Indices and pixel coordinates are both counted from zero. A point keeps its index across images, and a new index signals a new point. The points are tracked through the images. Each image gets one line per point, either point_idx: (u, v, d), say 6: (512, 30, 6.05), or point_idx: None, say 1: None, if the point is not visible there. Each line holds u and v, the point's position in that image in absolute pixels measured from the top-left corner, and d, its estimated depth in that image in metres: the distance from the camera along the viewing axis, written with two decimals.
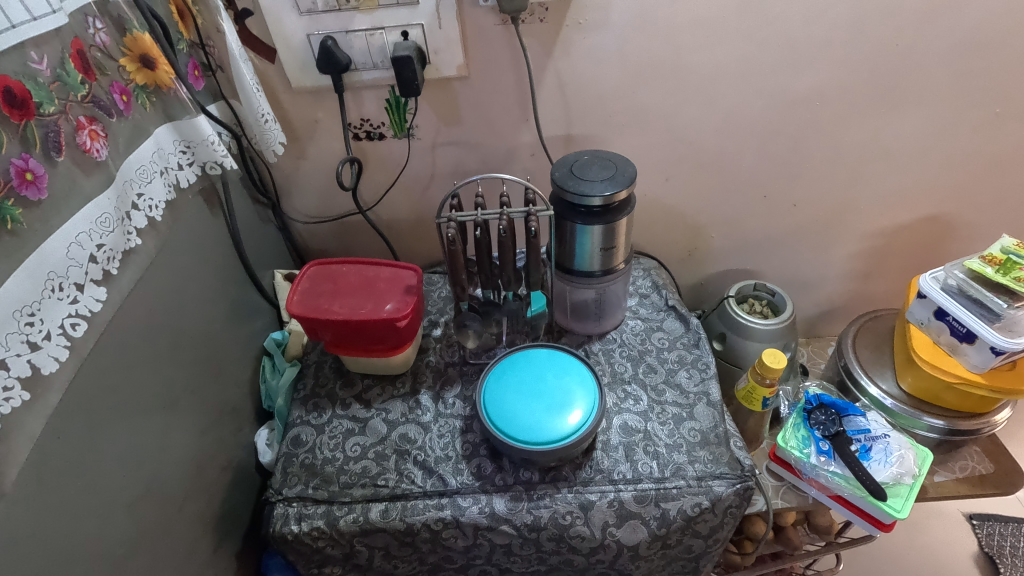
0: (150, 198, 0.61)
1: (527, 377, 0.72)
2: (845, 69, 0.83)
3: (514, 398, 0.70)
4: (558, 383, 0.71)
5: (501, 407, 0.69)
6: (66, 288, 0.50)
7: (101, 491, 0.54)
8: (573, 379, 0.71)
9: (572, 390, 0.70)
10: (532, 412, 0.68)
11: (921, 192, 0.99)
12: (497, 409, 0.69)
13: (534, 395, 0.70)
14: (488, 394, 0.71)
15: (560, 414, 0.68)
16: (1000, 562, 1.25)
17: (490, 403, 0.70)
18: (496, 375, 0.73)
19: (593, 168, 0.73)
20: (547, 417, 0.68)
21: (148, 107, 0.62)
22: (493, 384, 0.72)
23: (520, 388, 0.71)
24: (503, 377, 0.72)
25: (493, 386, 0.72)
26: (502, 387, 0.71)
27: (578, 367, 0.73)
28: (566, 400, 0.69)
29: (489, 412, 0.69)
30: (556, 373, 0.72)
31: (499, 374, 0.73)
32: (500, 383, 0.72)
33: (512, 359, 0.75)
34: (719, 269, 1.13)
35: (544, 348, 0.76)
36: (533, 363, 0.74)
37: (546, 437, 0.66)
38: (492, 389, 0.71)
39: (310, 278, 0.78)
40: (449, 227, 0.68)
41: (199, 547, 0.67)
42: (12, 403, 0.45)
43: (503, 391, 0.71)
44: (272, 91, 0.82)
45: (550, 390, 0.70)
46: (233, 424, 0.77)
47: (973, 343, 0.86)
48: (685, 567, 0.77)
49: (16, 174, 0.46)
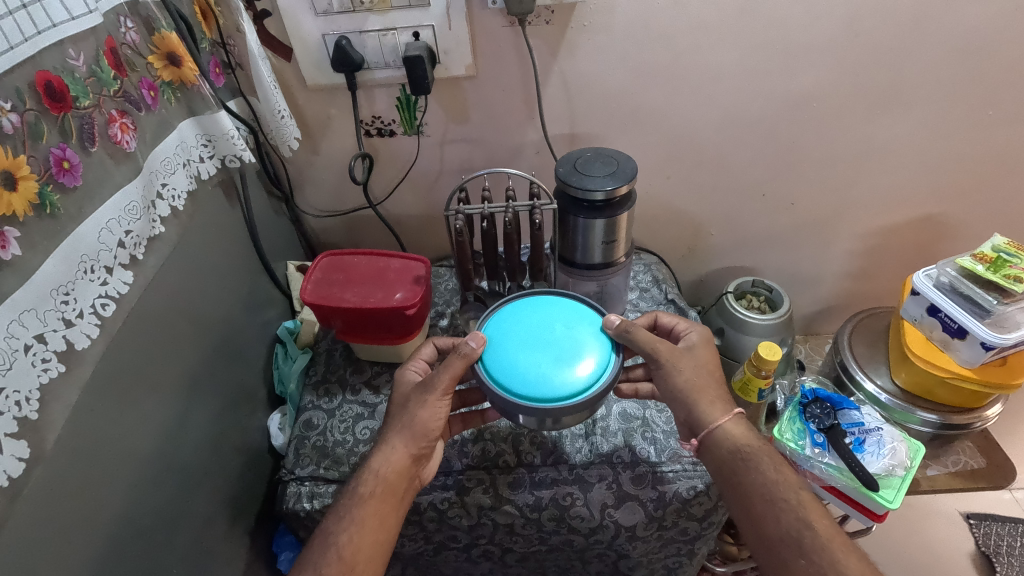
0: (173, 188, 0.65)
1: (532, 326, 0.63)
2: (839, 72, 0.85)
3: (516, 347, 0.60)
4: (568, 334, 0.62)
5: (501, 357, 0.60)
6: (97, 271, 0.53)
7: (127, 461, 0.57)
8: (585, 330, 0.62)
9: (585, 340, 0.61)
10: (536, 364, 0.59)
11: (916, 193, 1.01)
12: (497, 359, 0.60)
13: (540, 344, 0.61)
14: (485, 342, 0.61)
15: (570, 366, 0.59)
16: (996, 561, 1.27)
17: (489, 352, 0.61)
18: (498, 322, 0.64)
19: (595, 165, 0.76)
20: (554, 369, 0.58)
21: (173, 102, 0.66)
22: (493, 332, 0.63)
23: (524, 337, 0.61)
24: (506, 324, 0.63)
25: (493, 335, 0.62)
26: (505, 334, 0.62)
27: (593, 319, 0.64)
28: (577, 352, 0.60)
29: (487, 364, 0.60)
30: (565, 323, 0.63)
31: (501, 321, 0.64)
32: (501, 332, 0.62)
33: (516, 307, 0.65)
34: (718, 266, 1.16)
35: (551, 297, 0.67)
36: (539, 312, 0.64)
37: (551, 391, 0.57)
38: (493, 338, 0.62)
39: (323, 268, 0.81)
40: (456, 219, 0.71)
41: (216, 522, 0.71)
42: (49, 373, 0.48)
43: (503, 339, 0.61)
44: (288, 88, 0.85)
45: (559, 340, 0.61)
46: (248, 407, 0.80)
47: (965, 339, 0.88)
48: (680, 549, 0.79)
49: (54, 162, 0.49)
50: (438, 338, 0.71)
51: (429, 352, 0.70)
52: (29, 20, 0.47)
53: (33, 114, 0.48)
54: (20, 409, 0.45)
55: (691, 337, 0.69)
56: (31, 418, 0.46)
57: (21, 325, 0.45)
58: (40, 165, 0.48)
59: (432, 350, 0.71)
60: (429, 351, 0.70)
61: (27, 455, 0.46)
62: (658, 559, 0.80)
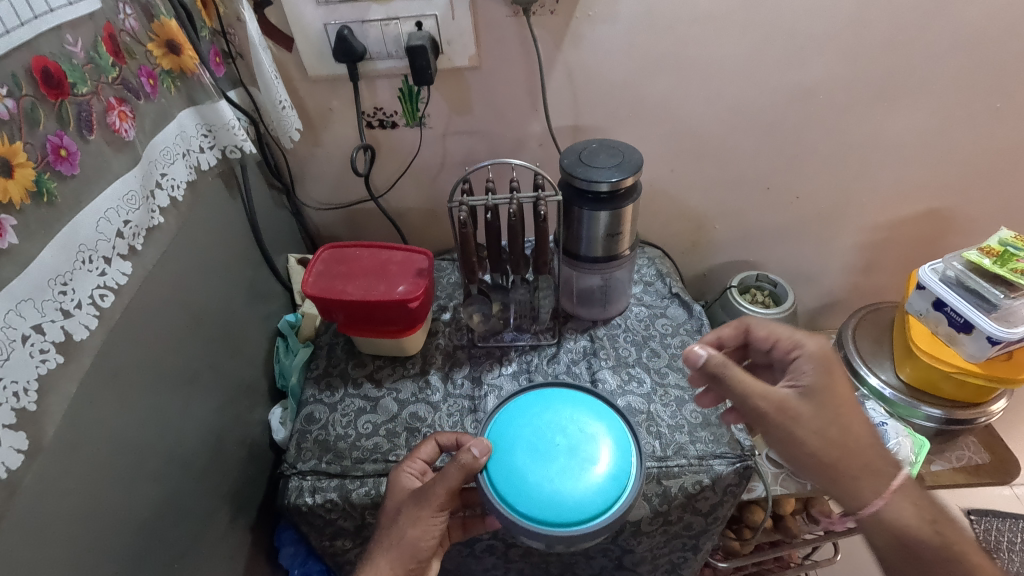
0: (172, 178, 0.64)
1: (542, 428, 0.58)
2: (847, 63, 0.84)
3: (524, 455, 0.56)
4: (581, 438, 0.57)
5: (509, 468, 0.55)
6: (95, 261, 0.52)
7: (127, 455, 0.56)
8: (601, 432, 0.58)
9: (601, 446, 0.57)
10: (547, 476, 0.55)
11: (921, 187, 1.01)
12: (505, 470, 0.56)
13: (551, 452, 0.56)
14: (492, 449, 0.57)
15: (585, 479, 0.54)
16: (997, 556, 1.27)
17: (496, 462, 0.56)
18: (505, 424, 0.59)
19: (600, 156, 0.75)
20: (567, 482, 0.54)
21: (173, 91, 0.65)
22: (500, 437, 0.58)
23: (533, 443, 0.57)
24: (513, 426, 0.59)
25: (500, 440, 0.58)
26: (512, 439, 0.57)
27: (607, 416, 0.60)
28: (593, 461, 0.56)
29: (493, 477, 0.55)
30: (579, 423, 0.58)
31: (508, 423, 0.59)
32: (509, 436, 0.58)
33: (524, 404, 0.61)
34: (722, 260, 1.15)
35: (564, 390, 0.62)
36: (550, 409, 0.60)
37: (564, 512, 0.53)
38: (500, 445, 0.57)
39: (324, 261, 0.80)
40: (460, 210, 0.70)
41: (217, 517, 0.70)
42: (47, 364, 0.47)
43: (510, 445, 0.57)
44: (289, 79, 0.84)
45: (572, 447, 0.56)
46: (249, 401, 0.79)
47: (970, 334, 0.87)
48: (685, 544, 0.79)
49: (51, 150, 0.48)
50: (440, 436, 0.68)
51: (428, 451, 0.68)
52: (26, 4, 0.46)
53: (30, 100, 0.47)
54: (18, 400, 0.44)
55: (805, 378, 0.59)
56: (29, 409, 0.45)
57: (18, 316, 0.45)
58: (37, 152, 0.47)
59: (433, 448, 0.68)
60: (429, 449, 0.68)
61: (26, 446, 0.45)
62: (662, 554, 0.80)
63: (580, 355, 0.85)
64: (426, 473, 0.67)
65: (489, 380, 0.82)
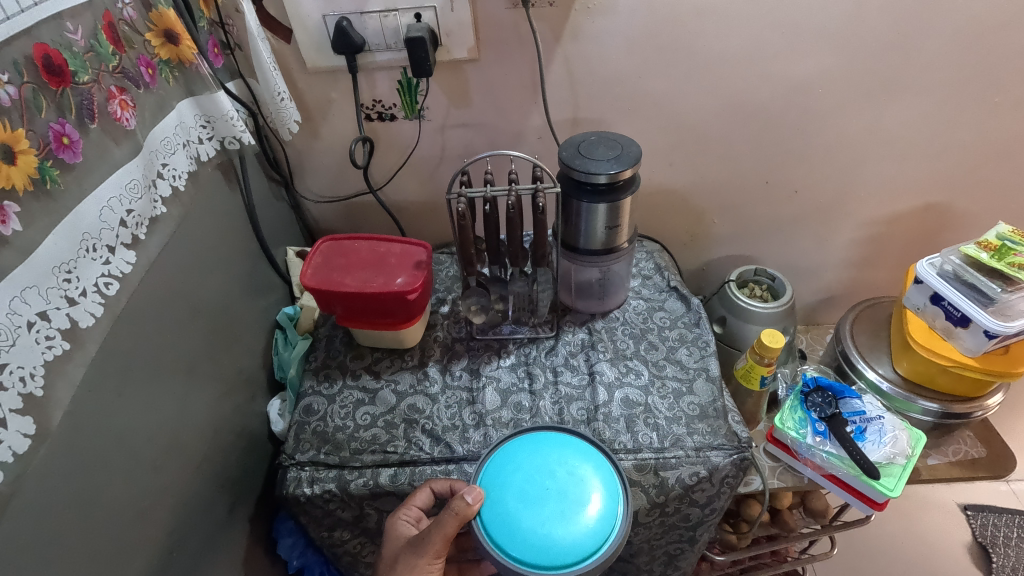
0: (173, 169, 0.64)
1: (531, 473, 0.58)
2: (847, 57, 0.84)
3: (516, 501, 0.56)
4: (571, 482, 0.57)
5: (501, 514, 0.56)
6: (99, 250, 0.53)
7: (129, 443, 0.57)
8: (590, 474, 0.58)
9: (590, 489, 0.57)
10: (539, 521, 0.55)
11: (919, 181, 1.01)
12: (496, 515, 0.56)
13: (542, 497, 0.56)
14: (484, 495, 0.57)
15: (575, 522, 0.54)
16: (993, 551, 1.27)
17: (487, 506, 0.57)
18: (495, 469, 0.59)
19: (599, 148, 0.76)
20: (558, 526, 0.54)
21: (171, 81, 0.65)
22: (491, 483, 0.58)
23: (524, 488, 0.57)
24: (504, 471, 0.59)
25: (491, 484, 0.58)
26: (502, 485, 0.58)
27: (595, 458, 0.60)
28: (584, 503, 0.56)
29: (485, 522, 0.56)
30: (568, 465, 0.58)
31: (498, 467, 0.59)
32: (499, 481, 0.58)
33: (514, 448, 0.61)
34: (720, 254, 1.15)
35: (553, 431, 0.63)
36: (540, 453, 0.60)
37: (557, 556, 0.53)
38: (491, 490, 0.58)
39: (322, 253, 0.80)
40: (458, 202, 0.70)
41: (217, 506, 0.70)
42: (54, 351, 0.47)
43: (501, 491, 0.57)
44: (288, 71, 0.84)
45: (562, 491, 0.56)
46: (248, 392, 0.79)
47: (967, 327, 0.88)
48: (682, 536, 0.79)
49: (54, 137, 0.49)
50: (435, 483, 0.67)
51: (423, 498, 0.67)
52: None
53: (31, 88, 0.47)
54: (25, 385, 0.45)
55: None
56: (36, 394, 0.46)
57: (23, 302, 0.45)
58: (39, 140, 0.47)
59: (428, 495, 0.67)
60: (423, 496, 0.67)
61: (33, 431, 0.45)
62: (659, 545, 0.81)
63: (578, 348, 0.85)
64: (421, 520, 0.66)
65: (487, 372, 0.82)
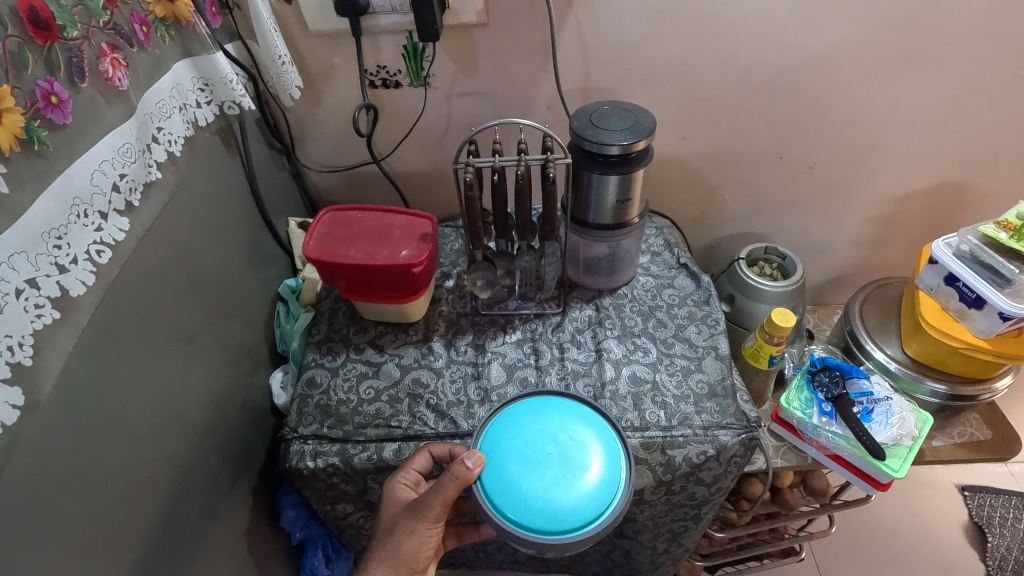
0: (169, 133, 0.62)
1: (532, 437, 0.57)
2: (870, 27, 0.81)
3: (517, 466, 0.55)
4: (572, 446, 0.56)
5: (501, 478, 0.55)
6: (91, 215, 0.51)
7: (127, 414, 0.55)
8: (592, 439, 0.57)
9: (592, 453, 0.56)
10: (540, 486, 0.54)
11: (938, 159, 0.98)
12: (497, 480, 0.55)
13: (543, 461, 0.55)
14: (484, 461, 0.56)
15: (578, 486, 0.54)
16: (989, 532, 1.27)
17: (487, 472, 0.55)
18: (495, 433, 0.58)
19: (612, 118, 0.73)
20: (560, 491, 0.53)
21: (167, 40, 0.62)
22: (491, 447, 0.57)
23: (525, 453, 0.56)
24: (504, 436, 0.57)
25: (492, 449, 0.57)
26: (502, 450, 0.56)
27: (596, 422, 0.59)
28: (586, 468, 0.55)
29: (486, 487, 0.55)
30: (569, 430, 0.57)
31: (499, 432, 0.58)
32: (499, 446, 0.57)
33: (514, 412, 0.59)
34: (731, 232, 1.13)
35: (555, 396, 0.61)
36: (540, 418, 0.58)
37: (559, 520, 0.52)
38: (492, 455, 0.56)
39: (324, 224, 0.78)
40: (466, 171, 0.67)
41: (219, 477, 0.70)
42: (43, 320, 0.46)
43: (502, 455, 0.56)
44: (288, 33, 0.81)
45: (564, 456, 0.56)
46: (250, 364, 0.78)
47: (982, 309, 0.85)
48: (687, 514, 0.79)
49: (42, 96, 0.46)
50: (433, 447, 0.66)
51: (422, 461, 0.66)
52: None
53: (16, 42, 0.44)
54: (13, 354, 0.43)
55: None
56: (25, 364, 0.44)
57: (11, 268, 0.43)
58: (26, 98, 0.45)
59: (427, 459, 0.67)
60: (423, 460, 0.66)
61: (22, 402, 0.44)
62: (662, 523, 0.80)
63: (585, 324, 0.83)
64: (420, 483, 0.66)
65: (492, 348, 0.81)
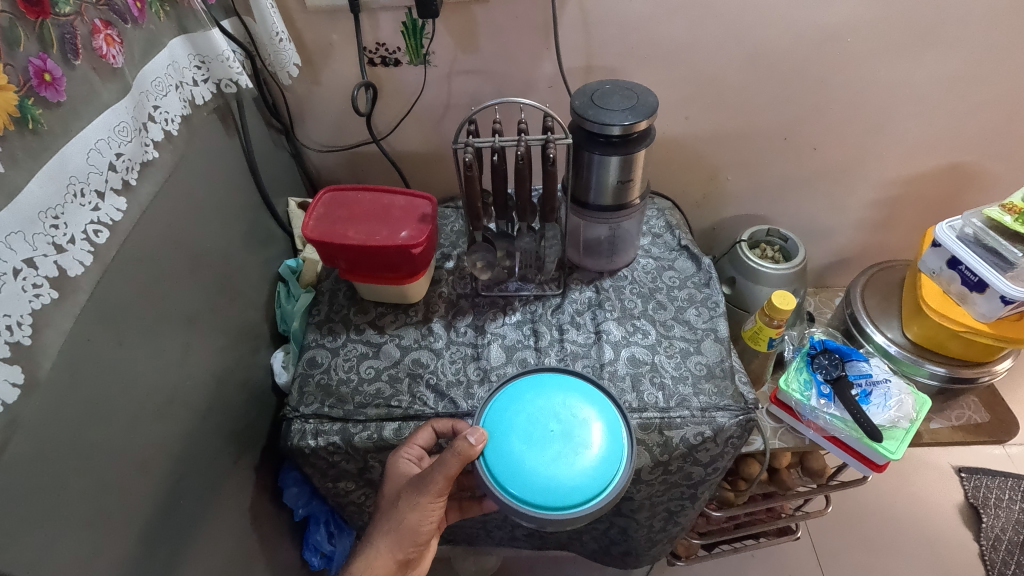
0: (166, 111, 0.61)
1: (535, 414, 0.57)
2: (881, 3, 0.79)
3: (520, 443, 0.56)
4: (574, 423, 0.57)
5: (503, 455, 0.55)
6: (87, 195, 0.51)
7: (129, 392, 0.56)
8: (593, 416, 0.57)
9: (593, 431, 0.56)
10: (543, 463, 0.54)
11: (945, 141, 0.97)
12: (500, 457, 0.55)
13: (545, 438, 0.56)
14: (487, 438, 0.57)
15: (579, 463, 0.54)
16: (983, 512, 1.28)
17: (490, 449, 0.56)
18: (498, 410, 0.59)
19: (614, 97, 0.72)
20: (562, 468, 0.54)
21: (162, 16, 0.62)
22: (494, 424, 0.58)
23: (528, 430, 0.56)
24: (506, 413, 0.58)
25: (494, 426, 0.57)
26: (504, 426, 0.57)
27: (598, 399, 0.59)
28: (587, 445, 0.55)
29: (488, 463, 0.55)
30: (572, 407, 0.58)
31: (501, 409, 0.58)
32: (501, 423, 0.57)
33: (516, 390, 0.60)
34: (733, 214, 1.12)
35: (557, 373, 0.62)
36: (543, 395, 0.59)
37: (561, 497, 0.53)
38: (494, 432, 0.57)
39: (325, 204, 0.78)
40: (465, 151, 0.66)
41: (221, 454, 0.71)
42: (42, 300, 0.46)
43: (505, 433, 0.56)
44: (286, 9, 0.79)
45: (566, 433, 0.56)
46: (251, 344, 0.79)
47: (983, 293, 0.84)
48: (684, 493, 0.80)
49: (35, 74, 0.46)
50: (436, 423, 0.67)
51: (425, 437, 0.67)
52: None
53: (8, 18, 0.44)
54: (13, 334, 0.43)
55: None
56: (24, 343, 0.44)
57: (8, 248, 0.43)
58: (19, 76, 0.45)
59: (429, 435, 0.68)
60: (425, 436, 0.67)
61: (21, 381, 0.44)
62: (660, 502, 0.81)
63: (585, 306, 0.83)
64: (422, 459, 0.67)
65: (492, 329, 0.81)
